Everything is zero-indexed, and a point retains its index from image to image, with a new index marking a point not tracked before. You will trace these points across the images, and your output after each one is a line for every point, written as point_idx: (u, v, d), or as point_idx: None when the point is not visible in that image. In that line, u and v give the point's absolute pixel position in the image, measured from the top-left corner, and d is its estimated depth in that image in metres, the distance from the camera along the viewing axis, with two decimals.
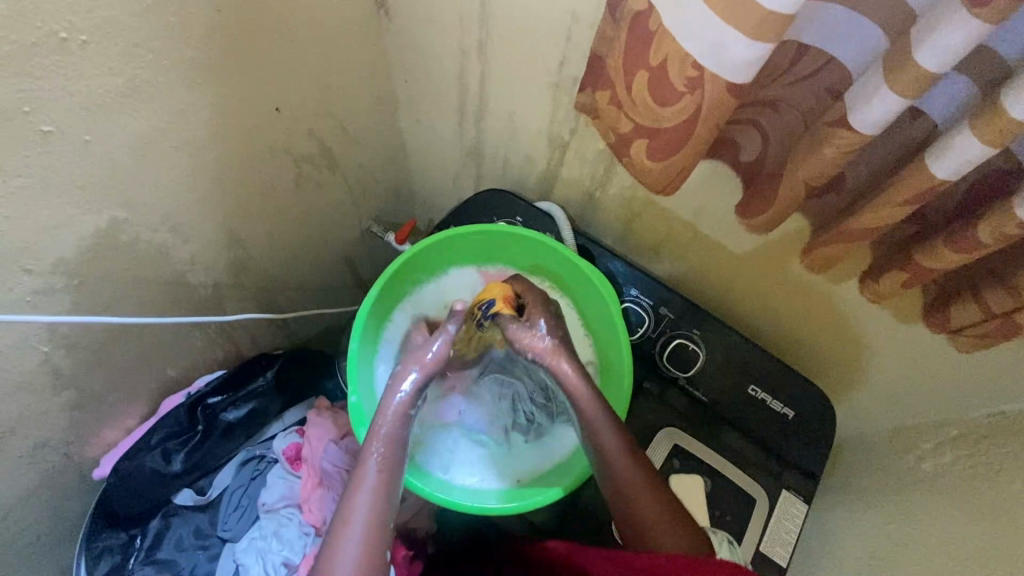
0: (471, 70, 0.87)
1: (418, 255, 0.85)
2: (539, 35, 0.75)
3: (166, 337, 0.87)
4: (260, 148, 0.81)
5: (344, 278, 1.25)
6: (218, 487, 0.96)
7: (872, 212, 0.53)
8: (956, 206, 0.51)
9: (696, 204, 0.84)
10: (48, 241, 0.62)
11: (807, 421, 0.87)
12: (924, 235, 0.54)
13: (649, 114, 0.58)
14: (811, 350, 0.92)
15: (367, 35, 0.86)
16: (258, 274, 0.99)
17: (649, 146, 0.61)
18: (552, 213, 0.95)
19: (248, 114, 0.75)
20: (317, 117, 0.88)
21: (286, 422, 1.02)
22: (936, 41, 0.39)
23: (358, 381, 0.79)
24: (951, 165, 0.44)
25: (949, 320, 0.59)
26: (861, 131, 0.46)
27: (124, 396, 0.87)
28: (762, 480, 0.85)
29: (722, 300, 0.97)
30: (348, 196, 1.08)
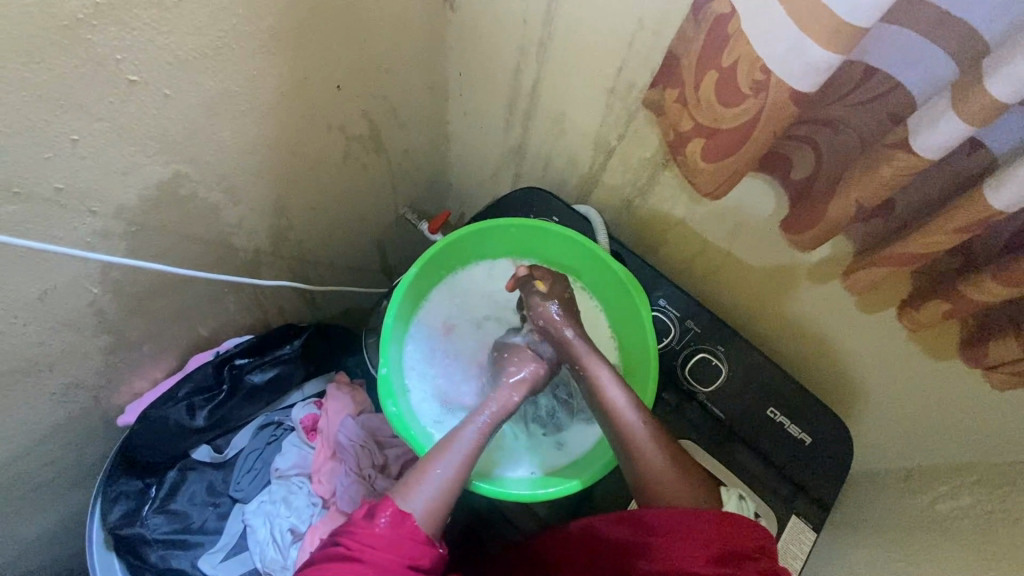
0: (528, 69, 0.89)
1: (458, 241, 0.87)
2: (599, 40, 0.77)
3: (203, 294, 0.90)
4: (318, 119, 0.84)
5: (373, 260, 1.27)
6: (235, 447, 0.98)
7: (921, 238, 0.54)
8: (1003, 241, 0.52)
9: (734, 219, 0.85)
10: (115, 185, 0.65)
11: (823, 449, 0.87)
12: (972, 266, 0.55)
13: (710, 113, 0.61)
14: (835, 379, 0.93)
15: (431, 26, 0.89)
16: (295, 245, 1.01)
17: (706, 145, 0.64)
18: (589, 217, 0.95)
19: (312, 89, 0.78)
20: (374, 99, 0.91)
21: (306, 392, 1.04)
22: (1008, 71, 0.40)
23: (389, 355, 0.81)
24: (1009, 197, 0.45)
25: (987, 353, 0.60)
26: (922, 154, 0.49)
27: (158, 347, 0.90)
28: (772, 502, 0.85)
29: (749, 321, 0.98)
30: (389, 180, 1.11)
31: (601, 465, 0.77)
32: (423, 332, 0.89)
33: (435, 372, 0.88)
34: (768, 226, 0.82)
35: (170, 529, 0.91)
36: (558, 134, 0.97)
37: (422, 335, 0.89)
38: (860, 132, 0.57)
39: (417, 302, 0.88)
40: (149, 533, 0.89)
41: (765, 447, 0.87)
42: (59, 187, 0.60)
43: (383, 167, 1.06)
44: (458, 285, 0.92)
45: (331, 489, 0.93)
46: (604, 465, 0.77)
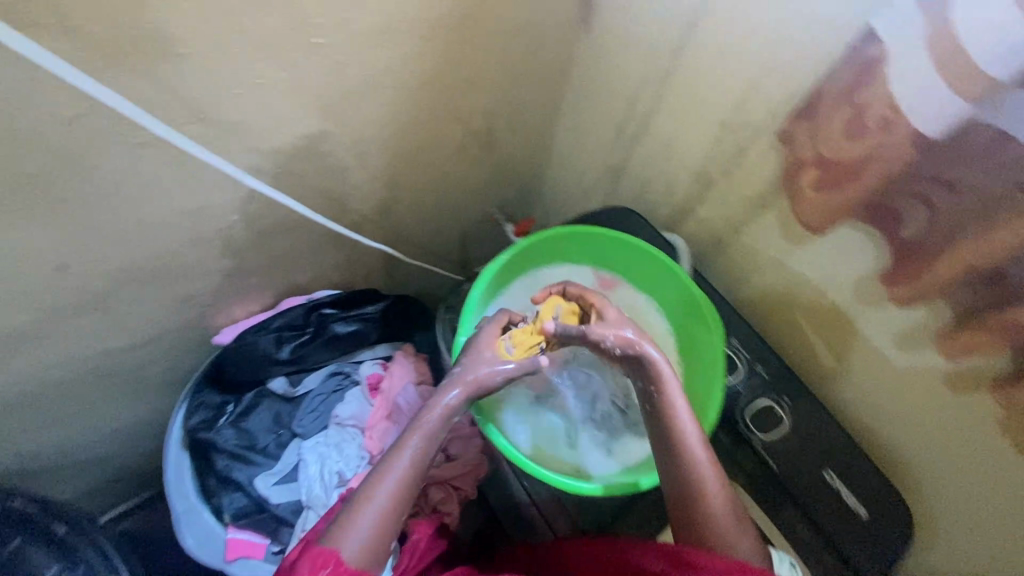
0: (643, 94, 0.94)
1: (553, 240, 0.94)
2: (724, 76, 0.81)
3: (312, 242, 1.00)
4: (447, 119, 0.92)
5: (453, 253, 1.32)
6: (304, 387, 1.06)
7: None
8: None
9: (825, 272, 0.84)
10: (274, 129, 0.75)
11: (878, 528, 0.83)
12: None
13: (836, 145, 0.73)
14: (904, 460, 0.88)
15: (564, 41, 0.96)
16: (393, 221, 1.09)
17: (818, 179, 0.77)
18: (676, 245, 0.98)
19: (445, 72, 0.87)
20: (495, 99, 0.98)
21: (376, 351, 1.11)
22: None
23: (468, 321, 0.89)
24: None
25: None
26: None
27: (263, 282, 1.01)
28: (814, 567, 0.83)
29: (818, 380, 0.95)
30: (492, 177, 1.18)
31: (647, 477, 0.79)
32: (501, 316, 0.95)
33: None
34: (861, 284, 0.80)
35: (237, 444, 1.00)
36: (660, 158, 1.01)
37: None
38: (983, 194, 0.63)
39: (503, 284, 0.95)
40: (219, 442, 0.99)
41: (817, 512, 0.84)
42: (235, 120, 0.71)
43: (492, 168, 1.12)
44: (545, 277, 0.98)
45: (382, 445, 1.00)
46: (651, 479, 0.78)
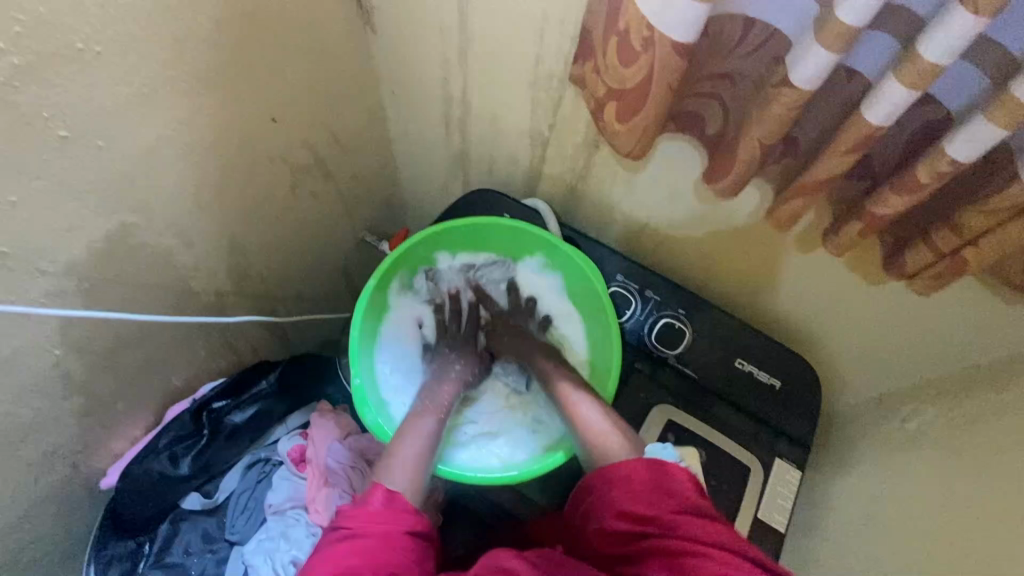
0: (454, 138, 0.93)
1: (423, 244, 0.77)
2: (480, 52, 0.75)
3: (171, 339, 0.79)
4: (301, 189, 0.88)
5: (269, 309, 0.96)
6: (225, 490, 0.84)
7: (821, 164, 0.50)
8: (899, 153, 0.49)
9: (636, 219, 0.86)
10: (14, 410, 0.64)
11: (795, 388, 0.81)
12: (874, 187, 0.52)
13: (613, 75, 0.54)
14: (712, 278, 0.88)
15: (365, 65, 0.85)
16: (114, 353, 0.72)
17: (619, 107, 0.56)
18: (538, 209, 0.87)
19: (275, 73, 0.71)
20: (368, 112, 0.92)
21: (289, 425, 0.90)
22: (806, 66, 0.43)
23: (361, 364, 0.71)
24: (882, 111, 0.43)
25: (902, 266, 0.54)
26: (802, 88, 0.44)
27: (135, 401, 0.80)
28: (754, 448, 0.79)
29: (747, 269, 0.82)
30: (223, 239, 0.79)
31: (559, 459, 0.67)
32: (391, 341, 0.77)
33: (417, 386, 0.76)
34: (660, 218, 0.83)
35: None
36: (409, 170, 1.08)
37: (395, 349, 0.77)
38: (762, 63, 0.50)
39: (386, 318, 0.77)
40: None
41: (743, 402, 0.80)
42: None
43: (333, 280, 1.10)
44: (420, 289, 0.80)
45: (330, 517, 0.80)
46: (562, 457, 0.67)
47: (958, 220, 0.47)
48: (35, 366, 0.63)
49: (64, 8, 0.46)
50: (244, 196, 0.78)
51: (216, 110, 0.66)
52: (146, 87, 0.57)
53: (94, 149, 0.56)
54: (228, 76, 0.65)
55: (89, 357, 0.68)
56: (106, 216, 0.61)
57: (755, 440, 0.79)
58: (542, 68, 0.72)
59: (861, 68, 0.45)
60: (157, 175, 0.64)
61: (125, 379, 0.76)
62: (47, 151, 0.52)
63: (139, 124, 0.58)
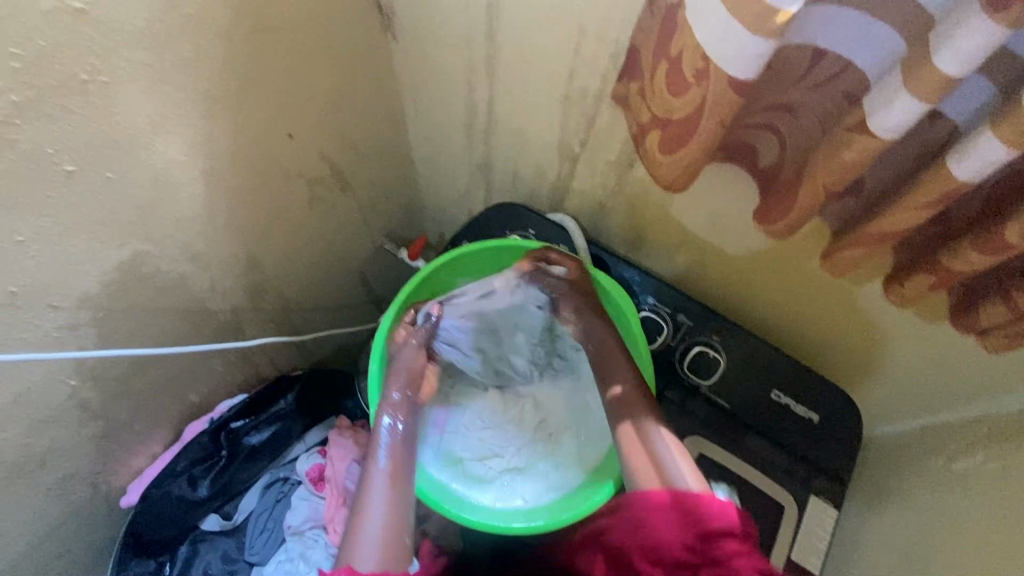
0: (477, 148, 0.88)
1: (443, 270, 0.73)
2: (507, 62, 0.70)
3: (186, 359, 0.77)
4: (318, 202, 0.85)
5: (286, 322, 0.94)
6: (244, 510, 0.83)
7: (894, 215, 0.45)
8: (983, 203, 0.43)
9: (669, 238, 0.81)
10: (31, 441, 0.62)
11: (834, 422, 0.77)
12: (948, 237, 0.46)
13: (659, 104, 0.49)
14: (747, 301, 0.83)
15: (384, 72, 0.81)
16: (130, 378, 0.70)
17: (663, 137, 0.51)
18: (566, 225, 0.83)
19: (291, 88, 0.67)
20: (387, 119, 0.88)
21: (307, 443, 0.89)
22: (889, 112, 0.38)
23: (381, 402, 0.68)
24: (973, 167, 0.38)
25: (974, 320, 0.49)
26: (881, 136, 0.39)
27: (151, 421, 0.78)
28: (788, 485, 0.75)
29: (787, 295, 0.77)
30: (239, 257, 0.76)
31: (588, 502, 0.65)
32: None
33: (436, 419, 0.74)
34: (695, 238, 0.78)
35: None
36: (429, 176, 1.04)
37: None
38: (828, 97, 0.45)
39: None
40: None
41: (778, 436, 0.76)
42: None
43: (351, 289, 1.07)
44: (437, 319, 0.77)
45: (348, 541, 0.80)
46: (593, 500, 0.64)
47: None
48: (49, 397, 0.61)
49: (64, 39, 0.43)
50: (260, 213, 0.75)
51: (229, 130, 0.62)
52: (156, 113, 0.53)
53: (102, 181, 0.52)
54: (243, 96, 0.61)
55: (105, 384, 0.67)
56: (118, 246, 0.58)
57: (790, 477, 0.75)
58: (575, 83, 0.67)
59: (949, 112, 0.39)
60: (169, 201, 0.61)
61: (142, 401, 0.74)
62: (51, 187, 0.49)
63: (149, 151, 0.55)
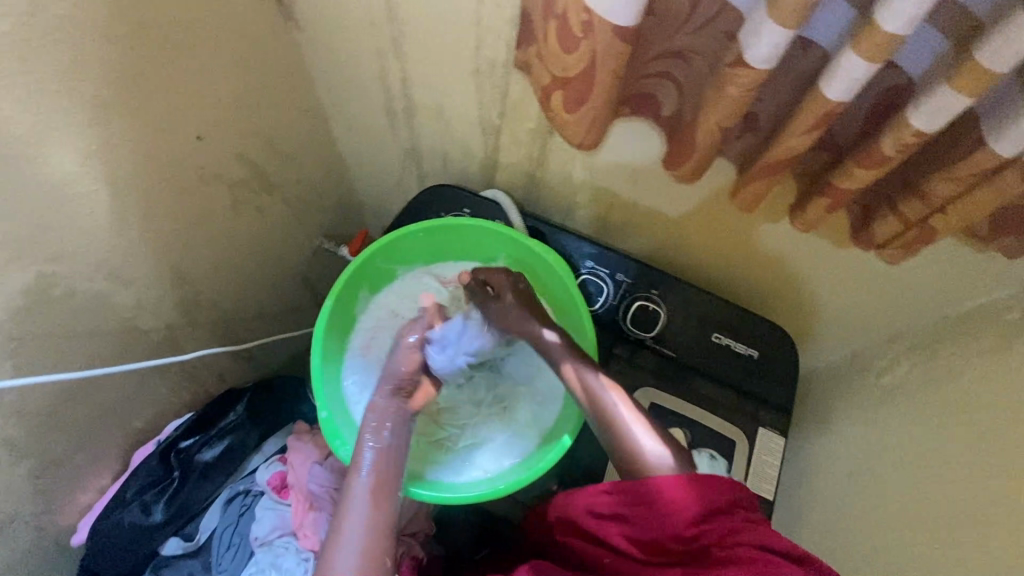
0: (401, 134, 0.88)
1: (376, 260, 0.73)
2: (413, 41, 0.70)
3: (120, 383, 0.74)
4: (243, 206, 0.82)
5: (228, 335, 0.91)
6: (205, 529, 0.81)
7: (782, 144, 0.47)
8: (862, 122, 0.46)
9: (599, 200, 0.83)
10: None
11: (772, 355, 0.80)
12: (838, 160, 0.50)
13: (556, 62, 0.50)
14: (680, 254, 0.86)
15: (292, 64, 0.79)
16: (59, 410, 0.66)
17: (565, 96, 0.52)
18: (498, 200, 0.83)
19: (193, 87, 0.65)
20: (304, 113, 0.86)
21: (265, 452, 0.87)
22: (760, 42, 0.40)
23: (326, 396, 0.67)
24: (843, 86, 0.40)
25: (872, 235, 0.53)
26: (758, 67, 0.41)
27: (92, 453, 0.75)
28: (736, 421, 0.79)
29: (715, 242, 0.81)
30: (164, 271, 0.73)
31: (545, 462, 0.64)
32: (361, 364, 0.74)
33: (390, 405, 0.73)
34: (622, 198, 0.80)
35: None
36: (359, 170, 1.03)
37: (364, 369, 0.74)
38: (709, 39, 0.47)
39: (352, 341, 0.74)
40: None
41: (723, 376, 0.80)
42: None
43: (293, 294, 1.05)
44: (380, 309, 0.76)
45: (320, 541, 0.79)
46: (551, 458, 0.65)
47: (926, 188, 0.46)
48: None
49: None
50: (179, 223, 0.72)
51: (128, 137, 0.60)
52: (40, 123, 0.50)
53: None
54: (137, 98, 0.59)
55: (30, 419, 0.63)
56: (21, 268, 0.55)
57: (738, 414, 0.79)
58: (482, 55, 0.67)
59: (817, 39, 0.42)
60: (70, 220, 0.58)
61: (76, 434, 0.71)
62: None
63: (37, 166, 0.52)
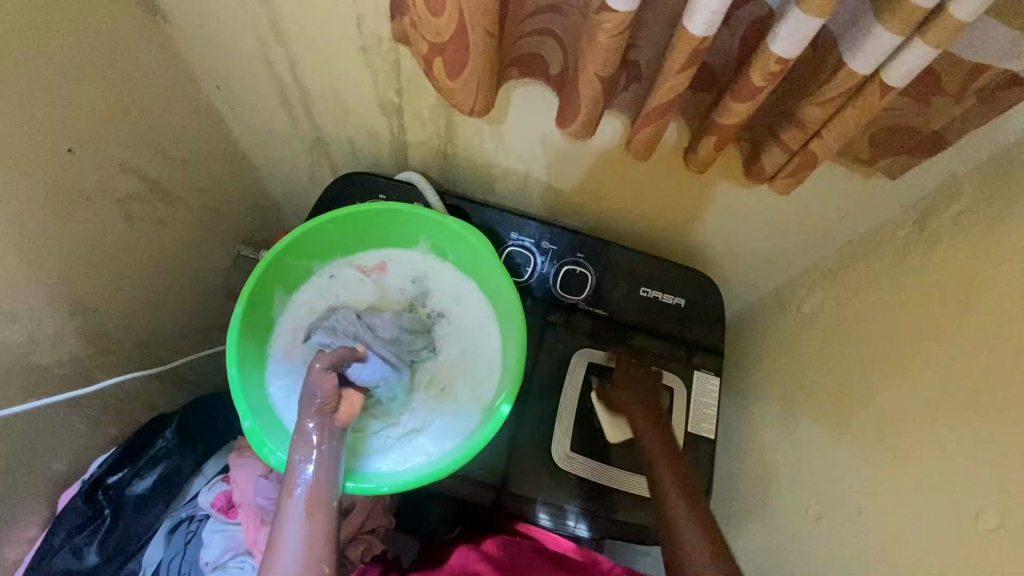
0: (302, 126, 0.84)
1: (286, 257, 0.70)
2: (293, 24, 0.67)
3: (27, 426, 0.68)
4: (139, 220, 0.77)
5: (148, 358, 0.86)
6: (151, 563, 0.77)
7: (661, 87, 0.48)
8: (736, 57, 0.48)
9: (513, 171, 0.82)
10: None
11: (698, 300, 0.83)
12: (719, 98, 0.51)
13: (428, 28, 0.48)
14: (601, 215, 0.87)
15: (168, 62, 0.73)
16: None
17: (445, 63, 0.51)
18: (414, 183, 0.81)
19: (52, 96, 0.60)
20: (193, 114, 0.81)
21: (207, 474, 0.84)
22: None
23: (249, 405, 0.64)
24: (703, 20, 0.41)
25: (761, 169, 0.55)
26: (621, 10, 0.41)
27: (6, 505, 0.69)
28: (672, 368, 0.81)
29: (631, 199, 0.82)
30: (56, 300, 0.68)
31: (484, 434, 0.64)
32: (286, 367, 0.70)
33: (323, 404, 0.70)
34: (535, 165, 0.80)
35: None
36: (267, 169, 0.98)
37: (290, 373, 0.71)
38: None
39: (273, 345, 0.71)
40: None
41: (655, 327, 0.82)
42: None
43: (217, 307, 1.00)
44: (299, 307, 0.73)
45: None
46: (489, 431, 0.64)
47: (800, 115, 0.47)
48: None
49: None
50: (65, 247, 0.67)
51: None
52: None
53: None
54: None
55: None
56: None
57: (673, 361, 0.81)
58: (366, 31, 0.65)
59: None
60: None
61: None
62: None
63: None
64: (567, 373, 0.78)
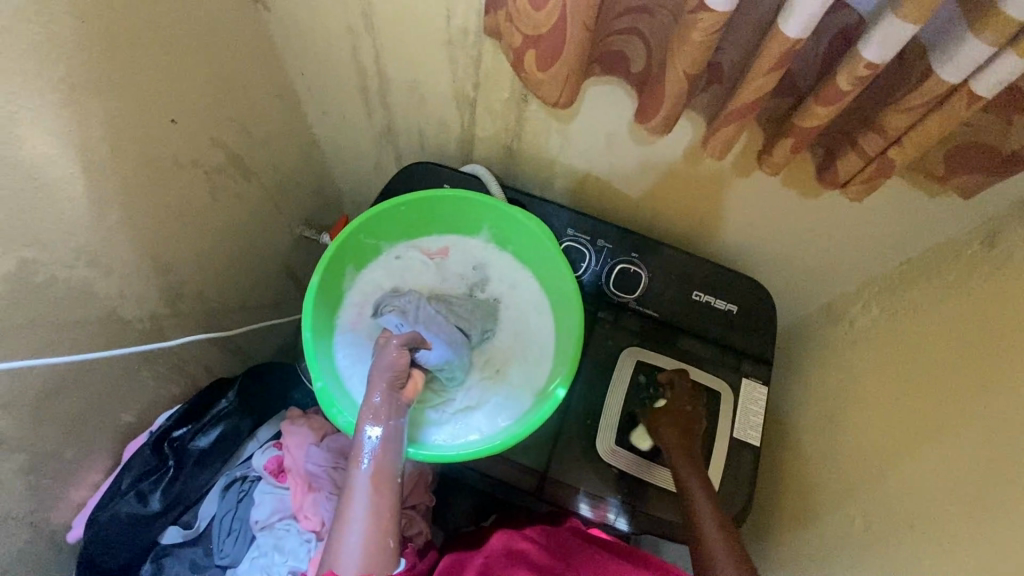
0: (377, 114, 0.89)
1: (362, 233, 0.74)
2: (384, 15, 0.71)
3: (108, 374, 0.73)
4: (221, 191, 0.82)
5: (214, 324, 0.91)
6: (205, 517, 0.81)
7: (746, 88, 0.50)
8: (820, 63, 0.49)
9: (575, 168, 0.84)
10: None
11: (749, 309, 0.83)
12: (800, 102, 0.52)
13: (527, 21, 0.51)
14: (656, 218, 0.88)
15: (262, 46, 0.79)
16: (47, 403, 0.66)
17: (537, 55, 0.54)
18: (478, 174, 0.84)
19: (165, 69, 0.65)
20: (278, 96, 0.86)
21: (260, 439, 0.87)
22: None
23: (320, 367, 0.68)
24: (799, 22, 0.42)
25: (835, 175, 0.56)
26: (720, 10, 0.43)
27: (83, 447, 0.74)
28: (720, 374, 0.81)
29: (689, 203, 0.83)
30: (145, 259, 0.73)
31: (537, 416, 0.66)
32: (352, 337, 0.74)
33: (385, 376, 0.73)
34: (598, 164, 0.82)
35: None
36: (335, 155, 1.03)
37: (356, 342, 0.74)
38: None
39: (342, 315, 0.75)
40: None
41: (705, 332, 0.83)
42: None
43: (276, 283, 1.05)
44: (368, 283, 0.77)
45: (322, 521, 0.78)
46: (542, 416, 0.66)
47: (883, 121, 0.48)
48: None
49: None
50: (159, 209, 0.72)
51: (102, 120, 0.59)
52: (14, 104, 0.50)
53: None
54: (110, 79, 0.58)
55: (19, 411, 0.63)
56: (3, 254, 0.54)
57: (720, 366, 0.82)
58: (454, 25, 0.68)
59: None
60: (47, 204, 0.57)
61: (66, 427, 0.70)
62: None
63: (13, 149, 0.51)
64: (616, 369, 0.79)
